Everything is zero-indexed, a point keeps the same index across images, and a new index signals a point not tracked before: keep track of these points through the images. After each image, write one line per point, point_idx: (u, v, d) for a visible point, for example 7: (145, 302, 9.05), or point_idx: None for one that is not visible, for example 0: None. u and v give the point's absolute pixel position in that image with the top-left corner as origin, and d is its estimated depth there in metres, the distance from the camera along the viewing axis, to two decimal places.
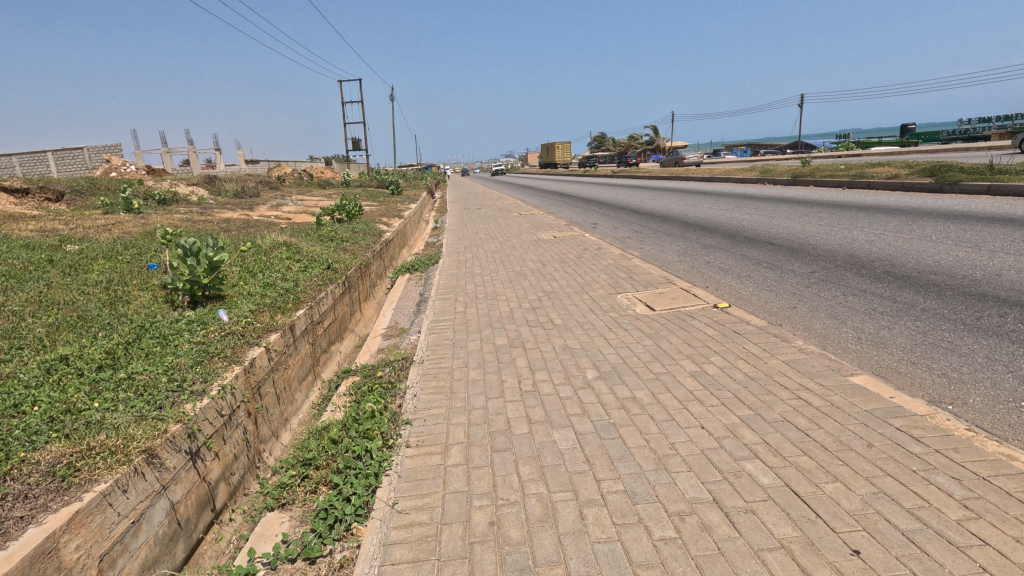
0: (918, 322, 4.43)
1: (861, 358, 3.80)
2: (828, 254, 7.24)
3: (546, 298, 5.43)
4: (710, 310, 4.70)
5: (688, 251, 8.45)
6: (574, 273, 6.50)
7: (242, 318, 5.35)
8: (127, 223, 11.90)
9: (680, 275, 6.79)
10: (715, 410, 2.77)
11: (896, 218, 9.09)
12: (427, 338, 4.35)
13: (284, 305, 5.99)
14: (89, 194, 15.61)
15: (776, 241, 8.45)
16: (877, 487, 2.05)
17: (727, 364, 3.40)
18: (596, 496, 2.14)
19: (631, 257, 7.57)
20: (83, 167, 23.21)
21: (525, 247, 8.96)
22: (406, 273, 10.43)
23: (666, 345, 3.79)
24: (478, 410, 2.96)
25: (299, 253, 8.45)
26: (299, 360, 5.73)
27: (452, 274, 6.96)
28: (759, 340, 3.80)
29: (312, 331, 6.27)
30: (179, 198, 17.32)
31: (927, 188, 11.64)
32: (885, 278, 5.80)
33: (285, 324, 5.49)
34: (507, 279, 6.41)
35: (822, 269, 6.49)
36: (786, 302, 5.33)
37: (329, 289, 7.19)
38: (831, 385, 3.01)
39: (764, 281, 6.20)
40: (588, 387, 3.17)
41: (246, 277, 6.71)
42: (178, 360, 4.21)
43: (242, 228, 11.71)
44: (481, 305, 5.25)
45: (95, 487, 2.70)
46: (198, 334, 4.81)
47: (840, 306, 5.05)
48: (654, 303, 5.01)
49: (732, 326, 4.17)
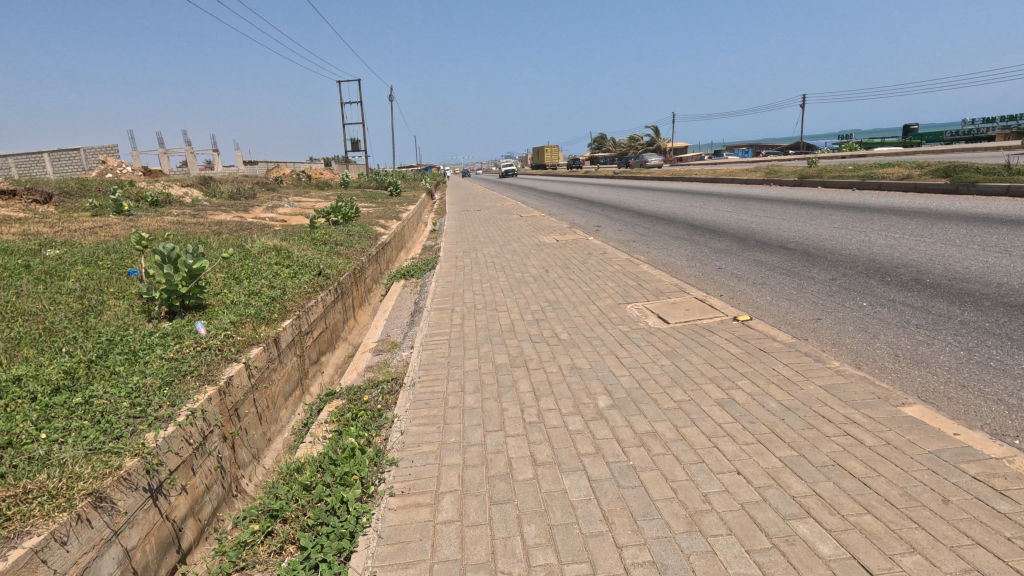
0: (958, 336, 4.04)
1: (903, 379, 3.40)
2: (847, 259, 6.86)
3: (550, 308, 5.04)
4: (730, 323, 4.29)
5: (697, 255, 8.08)
6: (579, 280, 6.11)
7: (222, 330, 4.95)
8: (115, 225, 11.47)
9: (692, 282, 6.42)
10: (751, 450, 2.37)
11: (914, 221, 8.69)
12: (419, 355, 3.96)
13: (269, 316, 5.59)
14: (80, 195, 15.22)
15: (790, 244, 8.07)
16: (967, 562, 1.67)
17: (758, 390, 2.99)
18: (617, 570, 1.75)
19: (638, 262, 7.19)
20: (80, 168, 22.86)
21: (526, 251, 8.56)
22: (402, 279, 10.04)
23: (685, 366, 3.39)
24: (474, 448, 2.57)
25: (289, 257, 8.06)
26: (285, 375, 5.35)
27: (448, 281, 6.56)
28: (790, 360, 3.40)
29: (300, 342, 5.88)
30: (172, 200, 16.93)
31: (942, 189, 11.26)
32: (913, 286, 5.41)
33: (269, 337, 5.09)
34: (508, 287, 6.02)
35: (841, 276, 6.11)
36: (809, 313, 4.94)
37: (319, 297, 6.79)
38: (882, 417, 2.61)
39: (782, 289, 5.81)
40: (601, 419, 2.77)
41: (231, 285, 6.32)
42: (143, 381, 3.80)
43: (234, 231, 11.32)
44: (480, 317, 4.85)
45: (25, 542, 2.31)
46: (171, 349, 4.41)
47: (868, 318, 4.67)
48: (666, 315, 4.61)
49: (757, 343, 3.77)
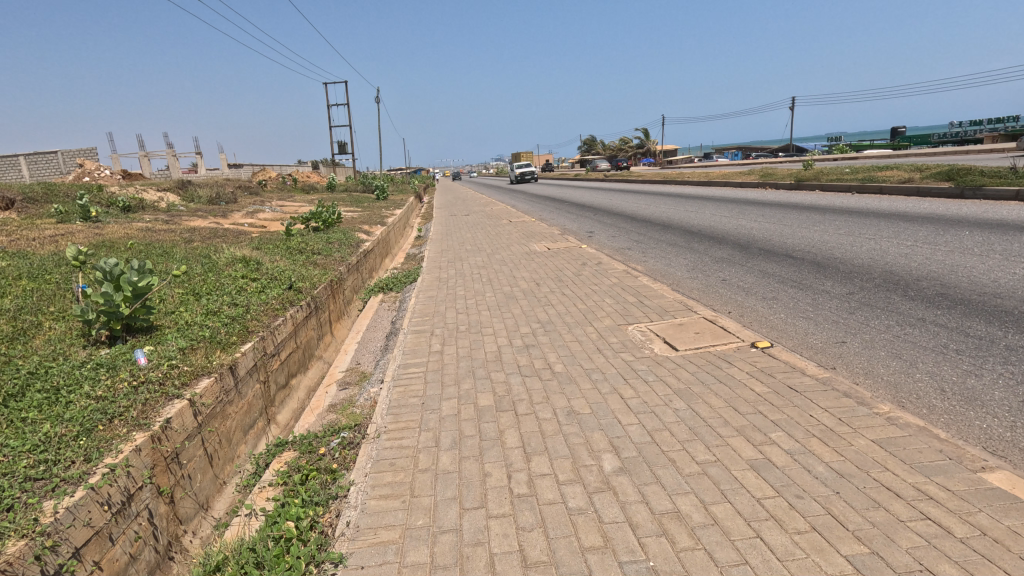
0: (1010, 366, 3.53)
1: (961, 424, 2.87)
2: (862, 269, 6.39)
3: (541, 331, 4.47)
4: (748, 352, 3.74)
5: (698, 265, 7.57)
6: (573, 296, 5.56)
7: (166, 360, 4.29)
8: (79, 234, 10.74)
9: (696, 296, 5.90)
10: (806, 545, 1.82)
11: (924, 227, 8.23)
12: (390, 393, 3.37)
13: (226, 339, 4.96)
14: (46, 201, 14.36)
15: (798, 253, 7.58)
16: None
17: (797, 448, 2.44)
18: None
19: (637, 273, 6.65)
20: (58, 172, 21.94)
21: (515, 261, 8.00)
22: (379, 294, 9.40)
23: (706, 413, 2.83)
24: (447, 538, 2.00)
25: (258, 269, 7.42)
26: (243, 407, 4.74)
27: (429, 297, 5.96)
28: (829, 401, 2.86)
29: (264, 367, 5.28)
30: (146, 205, 16.12)
31: (947, 193, 10.88)
32: (940, 302, 4.92)
33: (223, 365, 4.47)
34: (495, 304, 5.45)
35: (859, 289, 5.62)
36: (832, 335, 4.43)
37: (289, 313, 6.17)
38: (962, 489, 2.07)
39: (796, 305, 5.31)
40: (608, 492, 2.21)
41: (188, 303, 5.69)
42: (55, 431, 3.19)
43: (206, 239, 10.67)
44: (463, 342, 4.26)
45: None
46: (99, 387, 3.78)
47: (900, 341, 4.16)
48: (674, 340, 4.05)
49: (783, 378, 3.22)
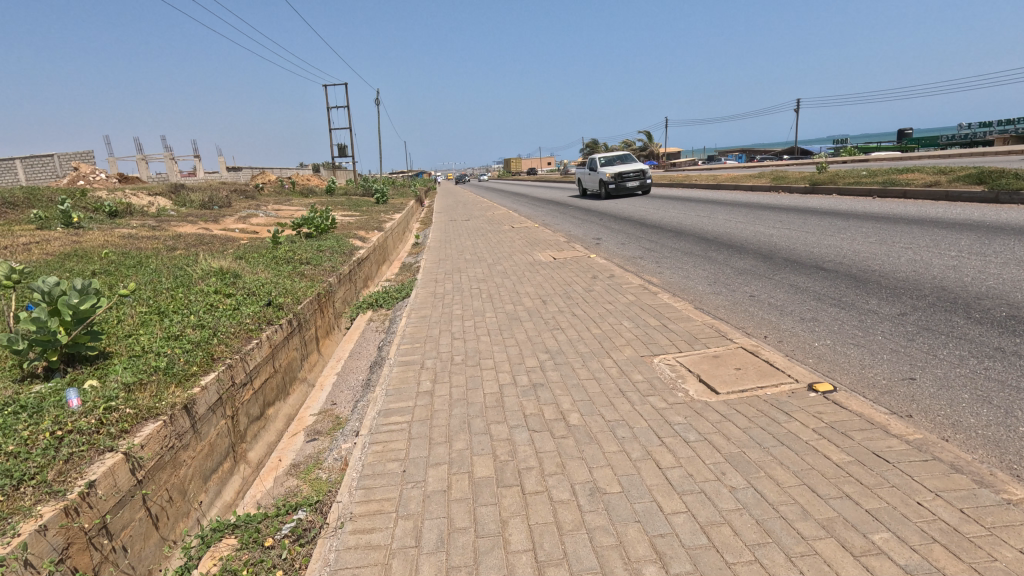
0: None
1: None
2: (907, 284, 5.71)
3: (551, 364, 3.76)
4: (807, 397, 3.04)
5: (719, 277, 6.88)
6: (585, 317, 4.87)
7: (104, 400, 3.60)
8: (54, 241, 10.05)
9: (725, 316, 5.21)
10: None
11: (967, 235, 7.51)
12: (364, 456, 2.68)
13: (185, 370, 4.26)
14: (28, 206, 13.69)
15: (829, 264, 6.91)
16: None
17: (918, 563, 1.74)
18: None
19: (655, 289, 5.95)
20: (53, 176, 21.26)
21: (518, 273, 7.30)
22: (367, 311, 8.56)
23: (774, 497, 2.13)
24: None
25: (235, 283, 6.74)
26: (203, 449, 4.05)
27: (421, 317, 5.25)
28: (937, 480, 2.16)
29: (231, 399, 4.59)
30: (134, 210, 15.42)
31: (980, 197, 10.19)
32: (1016, 327, 4.21)
33: (176, 404, 3.78)
34: (496, 327, 4.76)
35: (911, 309, 4.92)
36: (896, 370, 3.73)
37: (265, 334, 5.49)
38: None
39: (842, 329, 4.62)
40: None
41: (149, 326, 5.01)
42: None
43: (188, 248, 10.01)
44: (457, 380, 3.56)
45: None
46: (12, 439, 3.10)
47: (985, 379, 3.45)
48: (712, 380, 3.34)
49: (864, 438, 2.52)
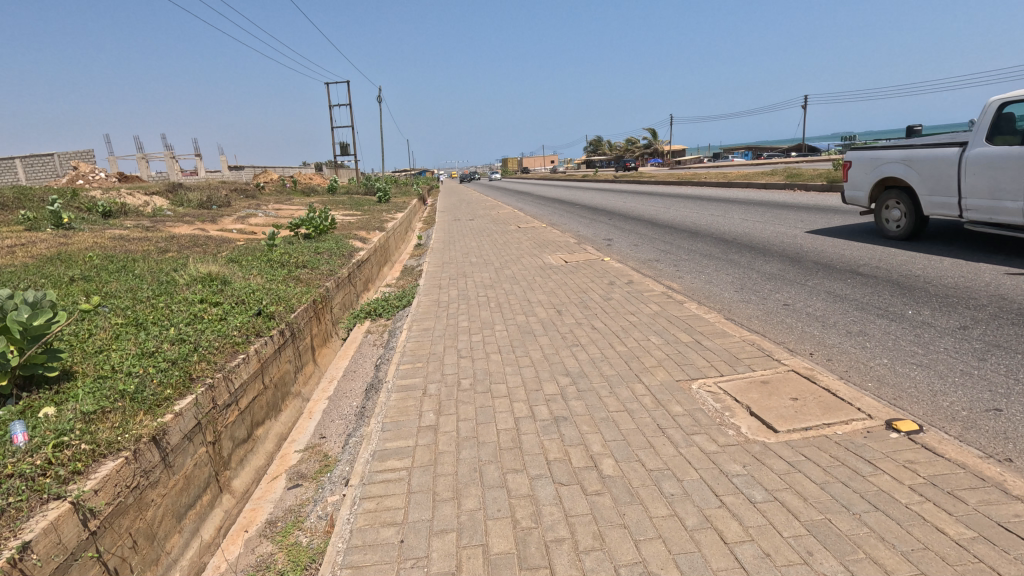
0: None
1: None
2: (960, 293, 5.15)
3: (573, 392, 3.24)
4: (887, 438, 2.53)
5: (745, 283, 6.37)
6: (607, 332, 4.34)
7: (56, 435, 3.09)
8: (41, 243, 9.60)
9: (762, 330, 4.68)
10: None
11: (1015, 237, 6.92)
12: (354, 520, 2.16)
13: (156, 395, 3.74)
14: (18, 206, 13.20)
15: (866, 269, 6.35)
16: None
17: None
18: None
19: (680, 297, 5.42)
20: (52, 175, 20.73)
21: (529, 278, 6.79)
22: (366, 320, 8.03)
23: None
24: None
25: (223, 290, 6.23)
26: (178, 484, 3.52)
27: (424, 331, 4.73)
28: None
29: (212, 424, 4.06)
30: (129, 210, 14.94)
31: None
32: None
33: (140, 437, 3.25)
34: (508, 344, 4.23)
35: (973, 322, 4.38)
36: (975, 397, 3.21)
37: (252, 348, 4.97)
38: None
39: (898, 345, 4.09)
40: None
41: (122, 341, 4.52)
42: None
43: (179, 250, 9.52)
44: (466, 411, 3.05)
45: None
46: None
47: None
48: (767, 414, 2.81)
49: (980, 502, 2.00)
